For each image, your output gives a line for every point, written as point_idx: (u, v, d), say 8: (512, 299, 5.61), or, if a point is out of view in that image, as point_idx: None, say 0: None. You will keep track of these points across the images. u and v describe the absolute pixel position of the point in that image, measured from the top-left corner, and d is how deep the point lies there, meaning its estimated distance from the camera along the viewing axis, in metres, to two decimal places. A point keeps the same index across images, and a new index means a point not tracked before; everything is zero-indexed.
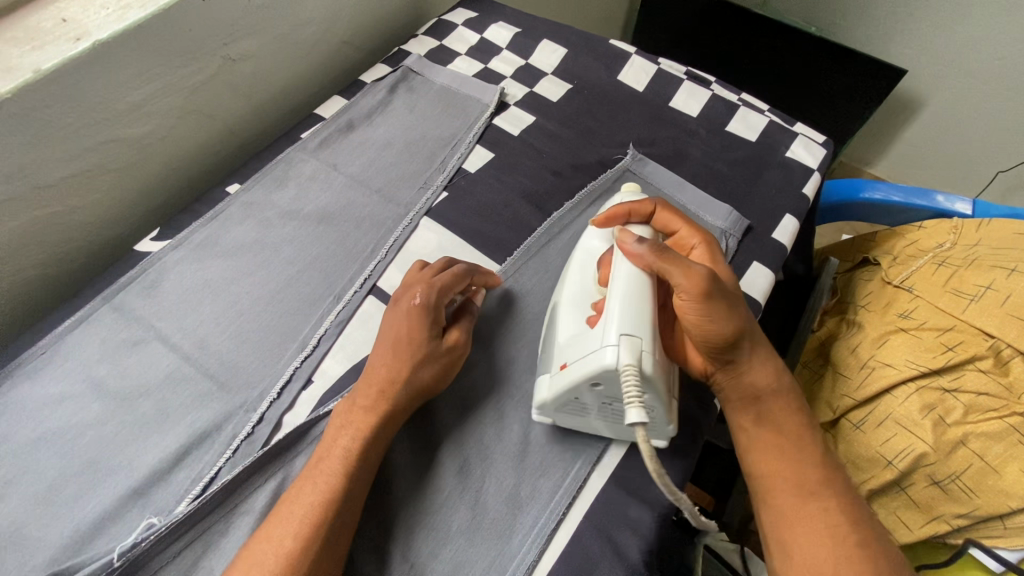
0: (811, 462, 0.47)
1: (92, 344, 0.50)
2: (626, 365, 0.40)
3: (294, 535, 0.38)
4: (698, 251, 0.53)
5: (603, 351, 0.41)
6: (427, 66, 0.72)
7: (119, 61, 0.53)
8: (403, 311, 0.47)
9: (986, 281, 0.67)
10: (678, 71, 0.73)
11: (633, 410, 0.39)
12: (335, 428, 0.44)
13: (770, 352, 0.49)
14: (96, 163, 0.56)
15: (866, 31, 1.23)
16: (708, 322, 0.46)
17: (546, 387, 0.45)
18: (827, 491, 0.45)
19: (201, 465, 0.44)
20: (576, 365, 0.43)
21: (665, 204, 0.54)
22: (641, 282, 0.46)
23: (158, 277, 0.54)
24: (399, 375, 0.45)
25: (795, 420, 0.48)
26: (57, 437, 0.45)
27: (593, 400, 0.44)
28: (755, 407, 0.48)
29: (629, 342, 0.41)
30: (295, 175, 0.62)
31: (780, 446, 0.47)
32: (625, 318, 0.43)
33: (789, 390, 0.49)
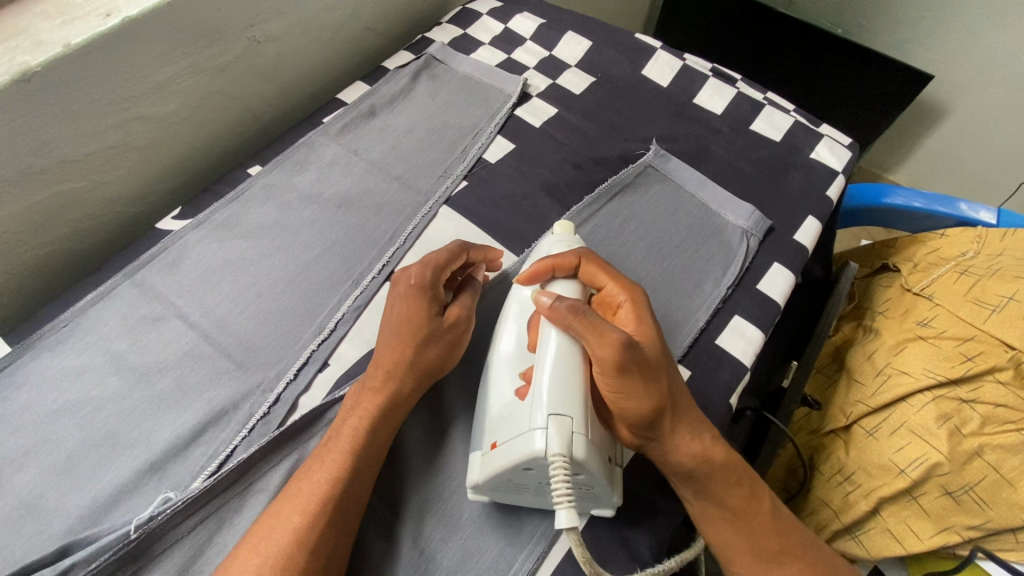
0: (766, 530, 0.45)
1: (113, 319, 0.50)
2: (554, 454, 0.38)
3: (304, 513, 0.39)
4: (624, 311, 0.47)
5: (532, 435, 0.39)
6: (450, 55, 0.72)
7: (148, 39, 0.53)
8: (401, 292, 0.47)
9: (1009, 292, 0.66)
10: (703, 68, 0.72)
11: (563, 512, 0.36)
12: (346, 409, 0.44)
13: (699, 422, 0.45)
14: (121, 139, 0.56)
15: (894, 35, 1.21)
16: (634, 400, 0.42)
17: (478, 468, 0.42)
18: (790, 558, 0.45)
19: (218, 442, 0.45)
20: (506, 448, 0.40)
21: (591, 254, 0.49)
22: (563, 354, 0.42)
23: (180, 255, 0.54)
24: (403, 354, 0.45)
25: (739, 493, 0.45)
26: (77, 409, 0.46)
27: (530, 480, 0.41)
28: (694, 485, 0.44)
29: (558, 426, 0.39)
30: (316, 159, 0.62)
31: (730, 522, 0.45)
32: (554, 398, 0.40)
33: (730, 460, 0.45)
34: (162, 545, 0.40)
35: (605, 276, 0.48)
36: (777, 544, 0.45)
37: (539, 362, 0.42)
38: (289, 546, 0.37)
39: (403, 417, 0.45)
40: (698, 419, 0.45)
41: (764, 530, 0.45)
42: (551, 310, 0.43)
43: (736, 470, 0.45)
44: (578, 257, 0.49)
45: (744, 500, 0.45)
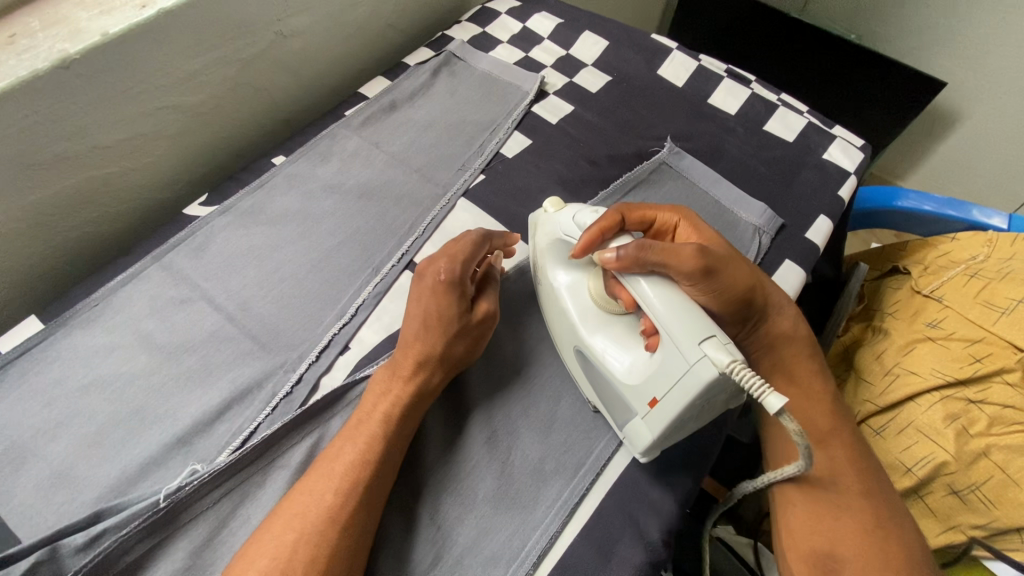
0: (821, 411, 0.53)
1: (141, 300, 0.52)
2: (728, 364, 0.37)
3: (332, 491, 0.40)
4: (682, 228, 0.52)
5: (694, 370, 0.38)
6: (469, 52, 0.73)
7: (181, 30, 0.55)
8: (429, 287, 0.48)
9: (1019, 295, 0.67)
10: (718, 69, 0.73)
11: (772, 399, 0.35)
12: (374, 393, 0.45)
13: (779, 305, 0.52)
14: (151, 127, 0.58)
15: (907, 41, 1.22)
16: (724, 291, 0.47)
17: (647, 430, 0.43)
18: (834, 440, 0.52)
19: (242, 419, 0.46)
20: (670, 396, 0.40)
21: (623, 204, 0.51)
22: (664, 291, 0.42)
23: (206, 240, 0.56)
24: (436, 349, 0.46)
25: (807, 367, 0.54)
26: (108, 385, 0.48)
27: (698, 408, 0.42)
28: (773, 355, 0.54)
29: (712, 343, 0.38)
30: (338, 150, 0.63)
31: (793, 391, 0.53)
32: (688, 328, 0.40)
33: (806, 339, 0.55)
34: (188, 516, 0.41)
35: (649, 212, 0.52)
36: (828, 425, 0.52)
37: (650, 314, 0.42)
38: (314, 519, 0.38)
39: (430, 402, 0.47)
40: (786, 300, 0.54)
41: (819, 411, 0.53)
42: (622, 262, 0.44)
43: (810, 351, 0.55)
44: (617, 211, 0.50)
45: (811, 378, 0.54)
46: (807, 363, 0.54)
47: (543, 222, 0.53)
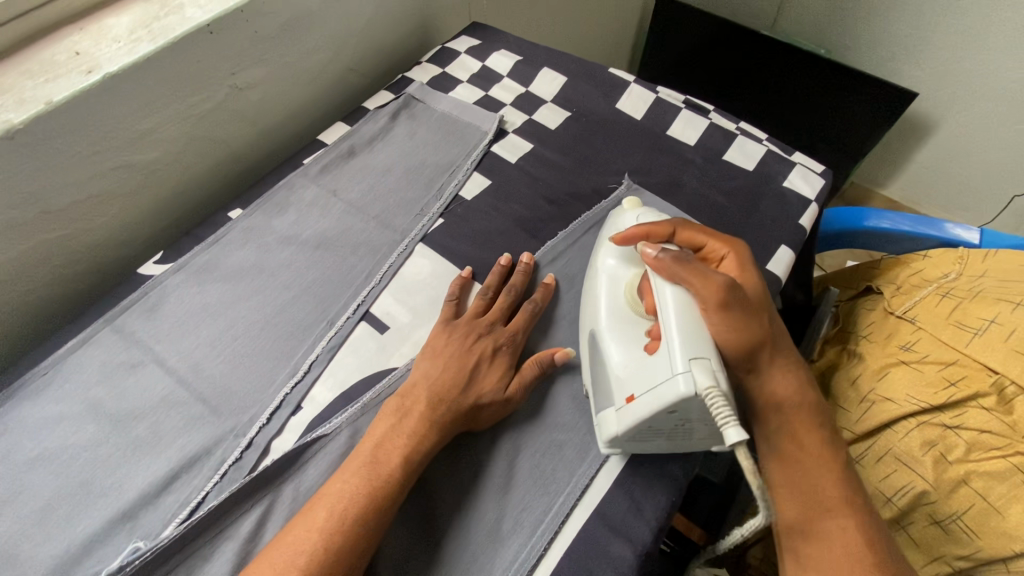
0: (830, 480, 0.48)
1: (92, 365, 0.51)
2: (707, 389, 0.40)
3: (341, 533, 0.40)
4: (729, 262, 0.52)
5: (675, 381, 0.41)
6: (429, 94, 0.74)
7: (128, 92, 0.55)
8: (458, 333, 0.52)
9: (990, 314, 0.65)
10: (676, 100, 0.74)
11: (731, 430, 0.38)
12: (389, 430, 0.46)
13: (789, 363, 0.50)
14: (105, 188, 0.57)
15: (875, 55, 1.22)
16: (731, 332, 0.46)
17: (615, 423, 0.45)
18: (844, 512, 0.47)
19: (189, 489, 0.45)
20: (647, 396, 0.43)
21: (686, 223, 0.54)
22: (680, 300, 0.46)
23: (158, 300, 0.55)
24: (466, 404, 0.47)
25: (816, 438, 0.50)
26: (54, 457, 0.47)
27: (668, 423, 0.44)
28: (778, 419, 0.50)
29: (699, 365, 0.41)
30: (295, 200, 0.63)
31: (800, 459, 0.49)
32: (686, 344, 0.43)
33: (812, 404, 0.51)
34: None
35: (702, 236, 0.53)
36: (838, 496, 0.48)
37: (661, 312, 0.46)
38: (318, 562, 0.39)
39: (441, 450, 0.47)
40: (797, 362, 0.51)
41: (827, 479, 0.48)
42: (657, 261, 0.49)
43: (819, 415, 0.51)
44: (672, 225, 0.54)
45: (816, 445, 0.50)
46: (815, 431, 0.50)
47: (615, 214, 0.58)
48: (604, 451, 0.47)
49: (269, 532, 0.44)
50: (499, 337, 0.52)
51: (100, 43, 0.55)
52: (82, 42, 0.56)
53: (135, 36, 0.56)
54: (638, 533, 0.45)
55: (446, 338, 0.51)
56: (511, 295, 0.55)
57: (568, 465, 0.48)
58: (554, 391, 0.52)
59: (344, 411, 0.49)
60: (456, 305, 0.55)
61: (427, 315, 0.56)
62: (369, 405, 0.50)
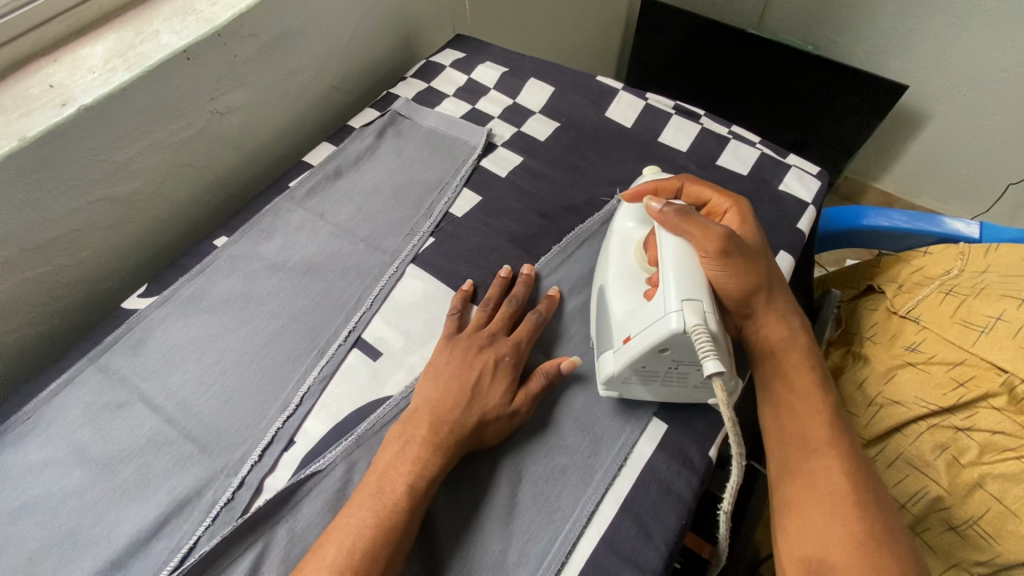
0: (818, 422, 0.48)
1: (77, 407, 0.50)
2: (694, 326, 0.42)
3: (351, 569, 0.39)
4: (731, 216, 0.54)
5: (668, 319, 0.44)
6: (414, 110, 0.72)
7: (106, 123, 0.54)
8: (461, 348, 0.50)
9: (996, 311, 0.64)
10: (666, 106, 0.72)
11: (711, 363, 0.41)
12: (393, 456, 0.44)
13: (783, 307, 0.51)
14: (85, 222, 0.56)
15: (864, 49, 1.22)
16: (728, 278, 0.48)
17: (612, 361, 0.47)
18: (830, 452, 0.47)
19: (180, 534, 0.44)
20: (640, 336, 0.45)
21: (694, 179, 0.56)
22: (679, 249, 0.48)
23: (143, 336, 0.54)
24: (469, 423, 0.45)
25: (809, 381, 0.50)
26: (40, 506, 0.45)
27: (660, 366, 0.46)
28: (772, 361, 0.51)
29: (691, 306, 0.44)
30: (282, 226, 0.62)
31: (791, 400, 0.50)
32: (682, 286, 0.45)
33: (803, 347, 0.51)
34: None
35: (708, 192, 0.55)
36: (826, 437, 0.47)
37: (661, 262, 0.48)
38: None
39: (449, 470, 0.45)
40: (789, 305, 0.52)
41: (816, 420, 0.48)
42: (662, 215, 0.50)
43: (812, 362, 0.51)
44: (680, 180, 0.56)
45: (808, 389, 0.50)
46: (808, 376, 0.50)
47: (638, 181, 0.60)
48: (602, 393, 0.50)
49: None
50: (502, 348, 0.50)
51: (75, 74, 0.54)
52: (56, 73, 0.54)
53: (111, 65, 0.55)
54: (647, 560, 0.43)
55: (448, 353, 0.50)
56: (514, 305, 0.54)
57: (572, 490, 0.46)
58: (554, 413, 0.50)
59: (339, 444, 0.48)
60: (459, 319, 0.53)
61: (421, 339, 0.54)
62: (364, 437, 0.48)
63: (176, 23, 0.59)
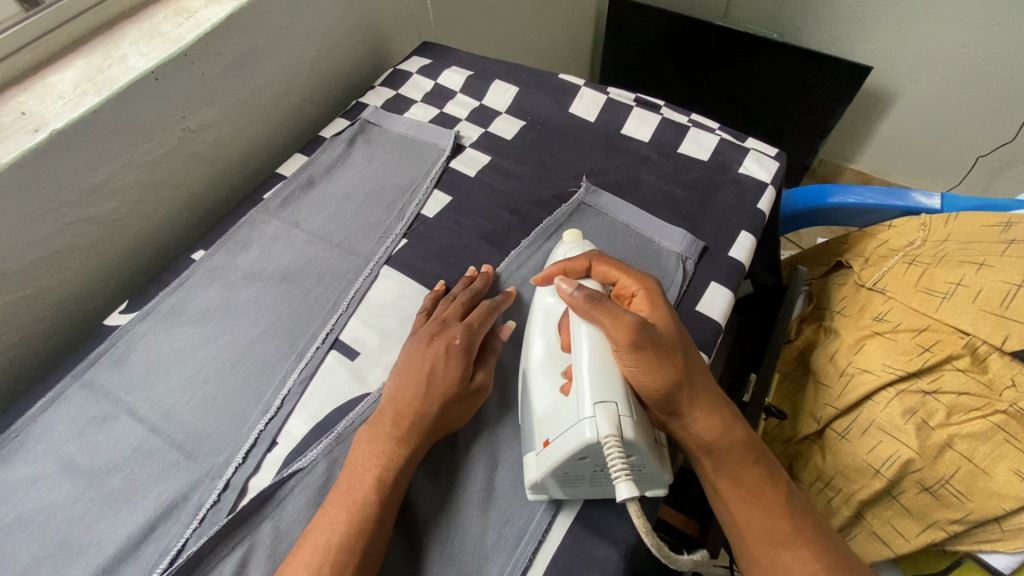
0: (777, 514, 0.47)
1: (63, 423, 0.51)
2: (606, 436, 0.41)
3: (330, 564, 0.40)
4: (640, 298, 0.50)
5: (581, 427, 0.42)
6: (383, 117, 0.74)
7: (79, 147, 0.55)
8: (415, 342, 0.51)
9: (956, 278, 0.65)
10: (627, 99, 0.75)
11: (623, 484, 0.39)
12: (363, 453, 0.46)
13: (715, 403, 0.48)
14: (64, 244, 0.57)
15: (825, 35, 1.24)
16: (645, 375, 0.45)
17: (535, 467, 0.44)
18: (799, 542, 0.46)
19: (169, 537, 0.45)
20: (557, 442, 0.43)
21: (602, 256, 0.53)
22: (594, 342, 0.46)
23: (126, 350, 0.55)
24: (430, 413, 0.47)
25: (757, 472, 0.48)
26: (29, 520, 0.46)
27: (584, 470, 0.43)
28: (712, 458, 0.49)
29: (604, 411, 0.42)
30: (258, 236, 0.63)
31: (743, 497, 0.48)
32: (596, 386, 0.43)
33: (744, 438, 0.49)
34: None
35: (616, 271, 0.52)
36: (788, 526, 0.47)
37: (579, 357, 0.46)
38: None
39: (421, 458, 0.47)
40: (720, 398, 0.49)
41: (774, 511, 0.47)
42: (573, 299, 0.48)
43: (754, 448, 0.49)
44: (588, 259, 0.53)
45: (757, 479, 0.48)
46: (754, 466, 0.48)
47: (559, 248, 0.58)
48: (531, 497, 0.46)
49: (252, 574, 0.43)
50: (454, 332, 0.50)
51: (46, 101, 0.56)
52: (27, 101, 0.56)
53: (81, 90, 0.56)
54: (621, 533, 0.45)
55: (405, 350, 0.51)
56: (466, 295, 0.55)
57: None
58: None
59: (319, 443, 0.49)
60: (422, 317, 0.55)
61: (396, 336, 0.56)
62: (344, 434, 0.50)
63: (143, 46, 0.61)
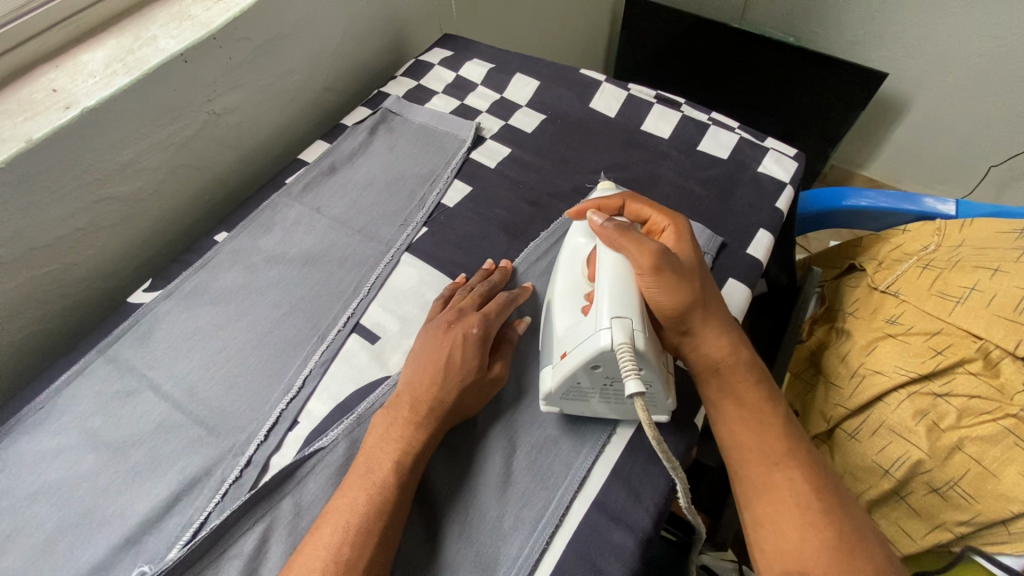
0: (774, 436, 0.48)
1: (87, 396, 0.52)
2: (620, 343, 0.43)
3: (348, 544, 0.41)
4: (669, 233, 0.53)
5: (598, 335, 0.45)
6: (405, 107, 0.75)
7: (108, 125, 0.56)
8: (434, 329, 0.51)
9: (970, 282, 0.66)
10: (648, 95, 0.75)
11: (632, 380, 0.41)
12: (379, 438, 0.47)
13: (727, 325, 0.51)
14: (90, 221, 0.58)
15: (842, 40, 1.24)
16: (664, 295, 0.48)
17: (550, 378, 0.48)
18: (791, 463, 0.46)
19: (192, 510, 0.46)
20: (574, 352, 0.46)
21: (633, 195, 0.56)
22: (617, 268, 0.49)
23: (150, 328, 0.56)
24: (447, 400, 0.47)
25: (757, 393, 0.50)
26: (54, 490, 0.47)
27: (595, 383, 0.47)
28: (719, 378, 0.50)
29: (620, 323, 0.44)
30: (280, 220, 0.64)
31: (743, 416, 0.49)
32: (613, 302, 0.46)
33: (749, 361, 0.51)
34: None
35: (649, 208, 0.54)
36: (783, 447, 0.47)
37: (600, 279, 0.49)
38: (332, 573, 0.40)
39: (438, 442, 0.48)
40: (727, 323, 0.51)
41: (771, 432, 0.48)
42: (603, 230, 0.51)
43: (758, 373, 0.51)
44: (622, 198, 0.55)
45: (758, 401, 0.49)
46: (756, 388, 0.50)
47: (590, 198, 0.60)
48: (544, 409, 0.50)
49: (273, 548, 0.44)
50: (471, 321, 0.51)
51: (77, 79, 0.56)
52: (58, 79, 0.57)
53: (111, 70, 0.57)
54: (637, 520, 0.45)
55: (423, 336, 0.52)
56: (484, 286, 0.56)
57: (564, 458, 0.48)
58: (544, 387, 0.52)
59: (340, 423, 0.50)
60: (439, 303, 0.56)
61: (416, 322, 0.57)
62: (364, 416, 0.50)
63: (172, 28, 0.61)
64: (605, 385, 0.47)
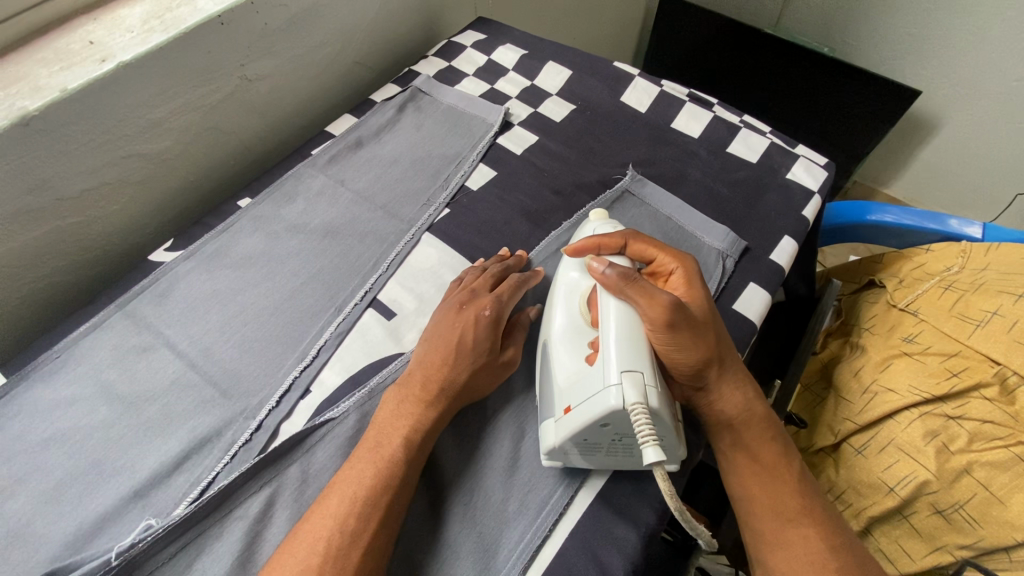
0: (788, 492, 0.48)
1: (103, 350, 0.52)
2: (633, 404, 0.40)
3: (353, 515, 0.41)
4: (677, 277, 0.51)
5: (608, 393, 0.41)
6: (435, 86, 0.74)
7: (141, 82, 0.56)
8: (446, 312, 0.51)
9: (992, 307, 0.65)
10: (680, 93, 0.74)
11: (648, 449, 0.38)
12: (391, 414, 0.47)
13: (738, 379, 0.49)
14: (117, 176, 0.58)
15: (879, 53, 1.22)
16: (676, 350, 0.45)
17: (554, 433, 0.44)
18: (805, 520, 0.47)
19: (200, 469, 0.46)
20: (581, 408, 0.42)
21: (637, 234, 0.52)
22: (624, 317, 0.45)
23: (170, 286, 0.56)
24: (458, 382, 0.47)
25: (772, 449, 0.50)
26: (66, 439, 0.47)
27: (603, 438, 0.43)
28: (733, 434, 0.50)
29: (631, 379, 0.41)
30: (303, 190, 0.64)
31: (756, 473, 0.49)
32: (623, 354, 0.43)
33: (762, 415, 0.50)
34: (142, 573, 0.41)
35: (653, 249, 0.52)
36: (797, 506, 0.48)
37: (605, 327, 0.45)
38: (336, 542, 0.40)
39: (447, 422, 0.48)
40: (739, 377, 0.50)
41: (787, 489, 0.48)
42: (604, 277, 0.47)
43: (770, 426, 0.50)
44: (623, 237, 0.52)
45: (772, 457, 0.49)
46: (769, 443, 0.50)
47: (582, 227, 0.57)
48: (546, 462, 0.46)
49: (279, 514, 0.44)
50: (484, 303, 0.50)
51: (114, 33, 0.57)
52: (96, 31, 0.57)
53: (149, 26, 0.57)
54: (641, 515, 0.46)
55: (437, 317, 0.51)
56: (498, 267, 0.55)
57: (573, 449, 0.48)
58: None
59: (352, 395, 0.50)
60: (454, 284, 0.55)
61: (433, 302, 0.57)
62: (376, 389, 0.50)
63: None
64: (615, 440, 0.43)
